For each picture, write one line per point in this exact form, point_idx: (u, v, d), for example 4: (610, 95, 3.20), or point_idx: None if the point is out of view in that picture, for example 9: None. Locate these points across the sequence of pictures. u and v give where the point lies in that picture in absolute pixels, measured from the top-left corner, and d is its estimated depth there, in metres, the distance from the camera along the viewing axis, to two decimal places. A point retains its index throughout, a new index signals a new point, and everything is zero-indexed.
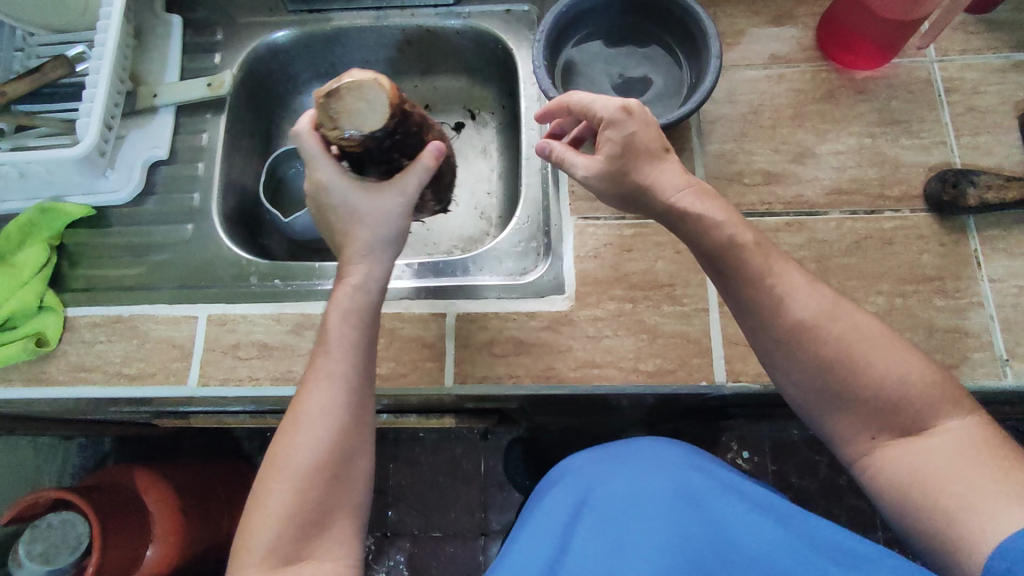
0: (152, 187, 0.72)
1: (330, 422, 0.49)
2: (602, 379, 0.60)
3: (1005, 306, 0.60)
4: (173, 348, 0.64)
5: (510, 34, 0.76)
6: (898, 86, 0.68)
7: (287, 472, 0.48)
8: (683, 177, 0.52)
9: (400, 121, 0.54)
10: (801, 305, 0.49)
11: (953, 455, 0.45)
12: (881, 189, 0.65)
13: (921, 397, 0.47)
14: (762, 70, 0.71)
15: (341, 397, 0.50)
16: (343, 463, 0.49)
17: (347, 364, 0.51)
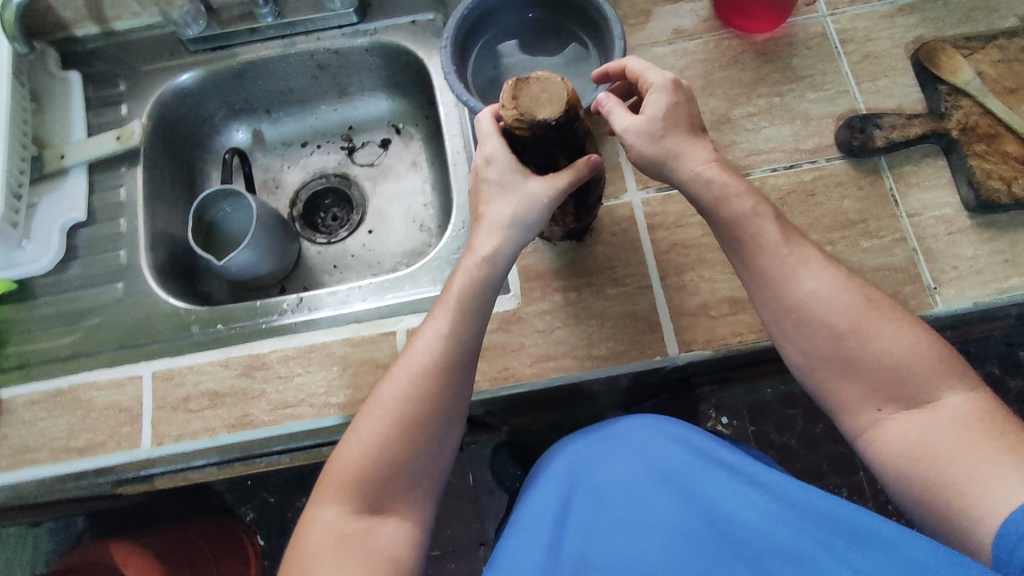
0: (74, 251, 0.70)
1: (433, 374, 0.49)
2: (559, 370, 0.61)
3: (926, 237, 0.63)
4: (120, 412, 0.62)
5: (419, 45, 0.76)
6: (796, 44, 0.71)
7: (378, 411, 0.49)
8: (711, 162, 0.52)
9: (573, 123, 0.50)
10: (803, 278, 0.50)
11: (953, 428, 0.46)
12: (796, 144, 0.67)
13: (921, 371, 0.48)
14: (668, 46, 0.72)
15: (442, 352, 0.50)
16: (443, 421, 0.49)
17: (449, 321, 0.50)
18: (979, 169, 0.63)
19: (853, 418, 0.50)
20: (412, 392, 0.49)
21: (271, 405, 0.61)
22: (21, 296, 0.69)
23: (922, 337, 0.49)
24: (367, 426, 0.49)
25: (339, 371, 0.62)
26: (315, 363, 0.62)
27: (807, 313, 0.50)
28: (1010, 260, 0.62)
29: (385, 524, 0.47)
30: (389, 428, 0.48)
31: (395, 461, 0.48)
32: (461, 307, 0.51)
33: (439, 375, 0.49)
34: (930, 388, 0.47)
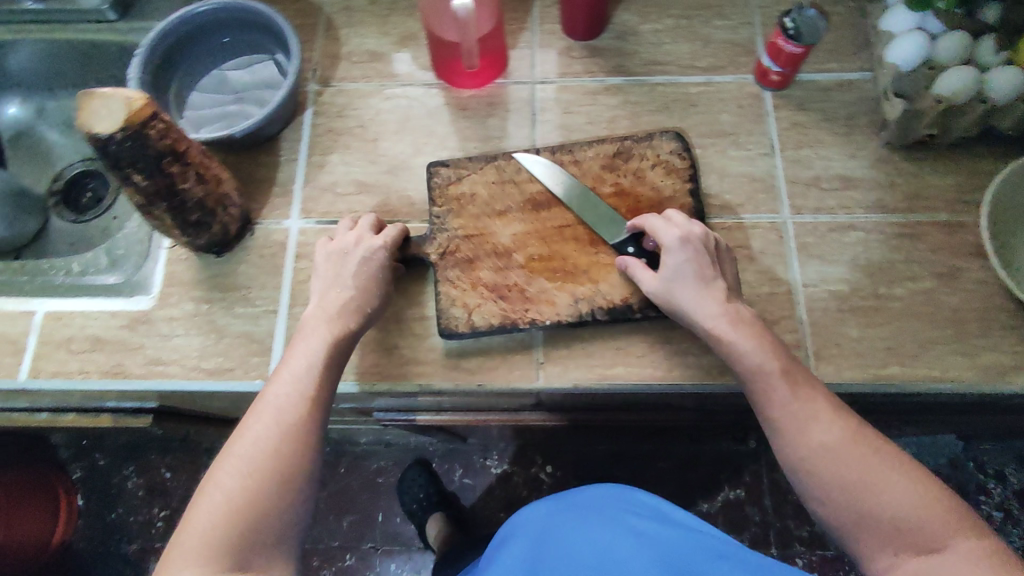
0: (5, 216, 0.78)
1: (282, 428, 0.53)
2: (425, 377, 0.62)
3: (814, 310, 0.62)
4: (7, 342, 0.64)
5: (348, 28, 0.76)
6: (728, 101, 0.71)
7: (187, 548, 0.49)
8: (725, 317, 0.55)
9: (174, 158, 0.55)
10: (820, 433, 0.51)
11: (967, 567, 0.46)
12: (705, 198, 0.67)
13: (928, 518, 0.48)
14: (603, 80, 0.72)
15: (308, 408, 0.55)
16: (295, 479, 0.52)
17: (312, 387, 0.55)
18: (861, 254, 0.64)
19: (871, 566, 0.49)
20: (238, 488, 0.51)
21: (145, 359, 0.63)
22: None
23: (902, 471, 0.50)
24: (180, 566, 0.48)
25: (215, 339, 0.64)
26: (196, 327, 0.64)
27: (811, 464, 0.50)
28: (894, 349, 0.61)
29: None
30: (214, 535, 0.49)
31: (236, 544, 0.49)
32: (322, 365, 0.56)
33: (298, 422, 0.54)
34: (934, 525, 0.48)
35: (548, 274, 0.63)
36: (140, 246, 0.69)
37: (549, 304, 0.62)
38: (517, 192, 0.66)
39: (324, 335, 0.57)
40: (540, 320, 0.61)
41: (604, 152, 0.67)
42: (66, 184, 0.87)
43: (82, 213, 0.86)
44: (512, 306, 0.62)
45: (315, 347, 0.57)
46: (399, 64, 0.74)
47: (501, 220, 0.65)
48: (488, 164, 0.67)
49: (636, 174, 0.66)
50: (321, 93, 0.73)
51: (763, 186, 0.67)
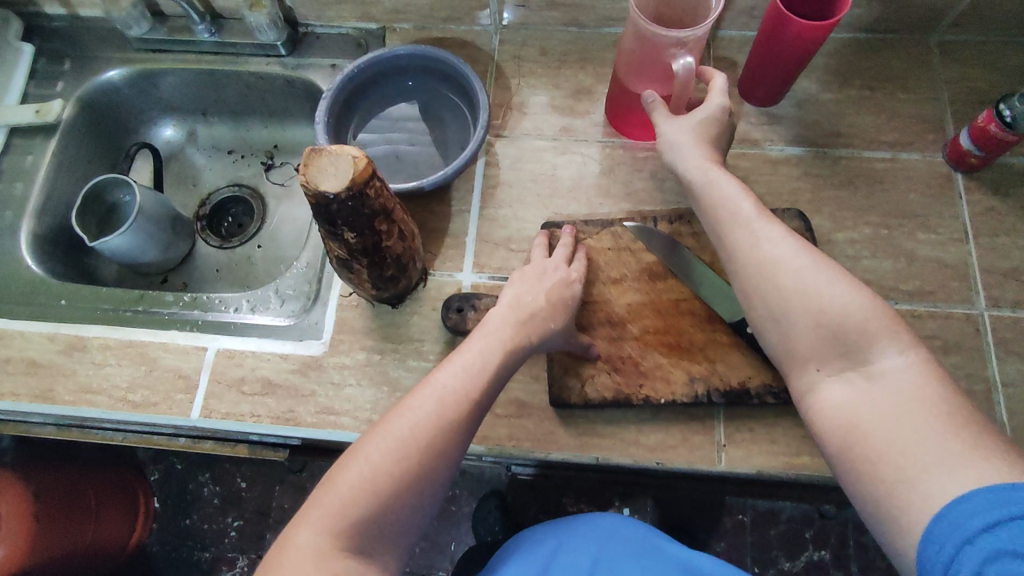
0: (160, 240, 0.79)
1: (450, 419, 0.49)
2: (602, 450, 0.60)
3: (1016, 413, 0.59)
4: (179, 378, 0.64)
5: (521, 77, 0.75)
6: (917, 180, 0.68)
7: (320, 511, 0.45)
8: (708, 161, 0.58)
9: (383, 216, 0.54)
10: (791, 267, 0.51)
11: (909, 403, 0.44)
12: (895, 282, 0.65)
13: (915, 398, 0.44)
14: (783, 149, 0.71)
15: (471, 411, 0.50)
16: (434, 483, 0.48)
17: (482, 387, 0.51)
18: None
19: (819, 418, 0.48)
20: (387, 465, 0.47)
21: (317, 408, 0.63)
22: (122, 251, 0.76)
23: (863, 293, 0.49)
24: (312, 532, 0.44)
25: (388, 392, 0.63)
26: (368, 377, 0.63)
27: (767, 295, 0.51)
28: None
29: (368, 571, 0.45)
30: (355, 508, 0.45)
31: (367, 521, 0.45)
32: (495, 368, 0.53)
33: (462, 422, 0.50)
34: (907, 384, 0.45)
35: (663, 348, 0.61)
36: (309, 287, 0.69)
37: (665, 381, 0.60)
38: (632, 261, 0.64)
39: (500, 334, 0.54)
40: (655, 396, 0.59)
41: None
42: (212, 209, 0.88)
43: (227, 239, 0.87)
44: (626, 380, 0.60)
45: (499, 341, 0.54)
46: (572, 119, 0.73)
47: (615, 289, 0.63)
48: (603, 229, 0.66)
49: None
50: (493, 144, 0.72)
51: (956, 274, 0.64)
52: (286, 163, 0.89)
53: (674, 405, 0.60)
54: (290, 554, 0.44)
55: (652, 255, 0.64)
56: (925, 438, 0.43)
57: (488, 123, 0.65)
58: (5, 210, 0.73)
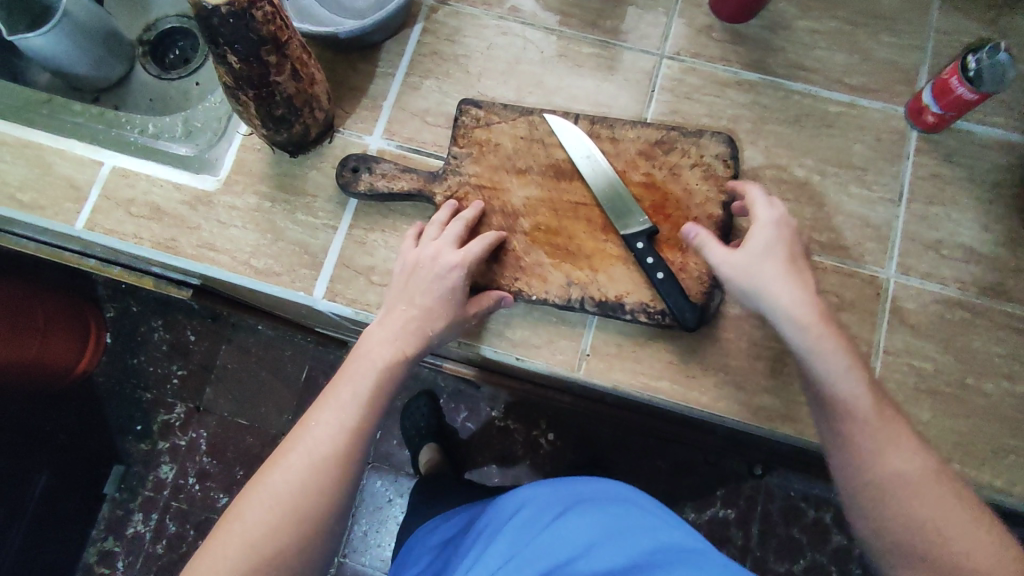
0: (90, 52, 0.76)
1: (333, 474, 0.49)
2: (466, 336, 0.59)
3: (888, 383, 0.58)
4: (70, 187, 0.64)
5: None
6: (868, 131, 0.64)
7: (210, 572, 0.45)
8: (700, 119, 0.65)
9: (276, 44, 0.51)
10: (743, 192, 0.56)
11: (793, 298, 0.51)
12: (810, 230, 0.61)
13: (852, 382, 0.50)
14: (736, 72, 0.66)
15: (350, 446, 0.50)
16: (320, 534, 0.48)
17: (374, 390, 0.52)
18: (955, 335, 0.59)
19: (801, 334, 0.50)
20: (266, 520, 0.47)
21: (198, 242, 0.62)
22: (47, 55, 0.73)
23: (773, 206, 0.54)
24: (217, 569, 0.45)
25: (270, 240, 0.62)
26: (253, 222, 0.62)
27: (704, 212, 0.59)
28: (960, 444, 0.56)
29: None
30: (258, 541, 0.46)
31: (274, 545, 0.46)
32: (363, 425, 0.51)
33: (354, 442, 0.50)
34: (792, 289, 0.51)
35: (549, 248, 0.59)
36: (218, 125, 0.67)
37: (540, 280, 0.58)
38: (542, 157, 0.61)
39: (382, 367, 0.52)
40: (527, 292, 0.58)
41: (645, 137, 0.61)
42: (157, 37, 0.85)
43: (167, 71, 0.84)
44: (503, 272, 0.59)
45: (376, 369, 0.52)
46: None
47: (518, 180, 0.60)
48: (521, 118, 0.62)
49: (673, 170, 0.60)
50: (435, 10, 0.68)
51: (876, 235, 0.61)
52: None
53: (547, 306, 0.59)
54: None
55: (564, 153, 0.61)
56: (892, 460, 0.48)
57: None
58: None
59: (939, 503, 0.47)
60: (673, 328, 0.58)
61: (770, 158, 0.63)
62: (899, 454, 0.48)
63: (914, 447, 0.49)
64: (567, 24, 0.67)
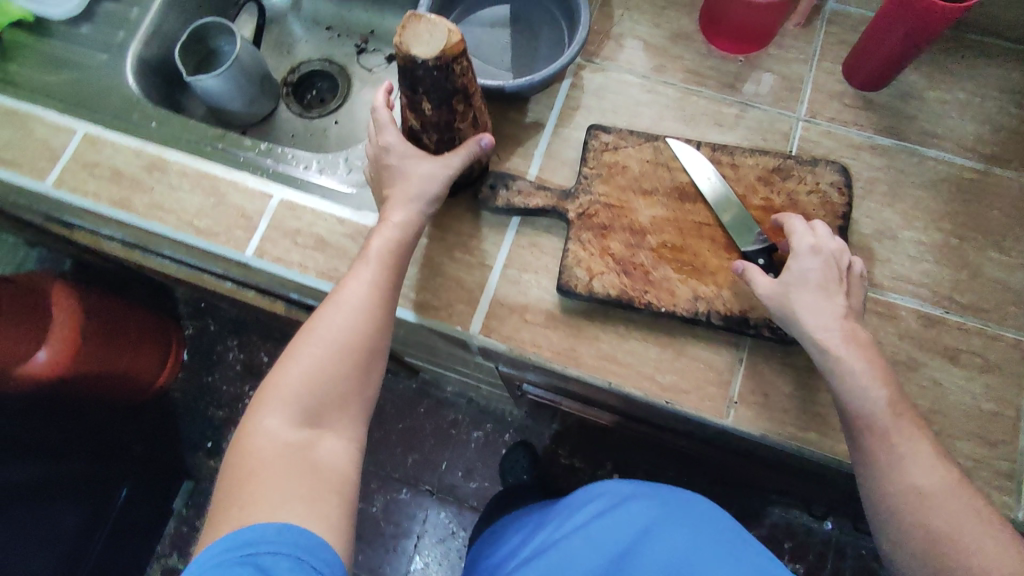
0: (249, 92, 0.83)
1: (360, 331, 0.58)
2: (616, 377, 0.62)
3: None
4: (242, 217, 0.68)
5: (624, 8, 0.75)
6: (1004, 198, 0.66)
7: (275, 402, 0.56)
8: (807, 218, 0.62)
9: (464, 96, 0.56)
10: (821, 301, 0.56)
11: (872, 413, 0.53)
12: (951, 291, 0.63)
13: (869, 395, 0.54)
14: (870, 136, 0.69)
15: (375, 304, 0.59)
16: (362, 370, 0.59)
17: (386, 271, 0.60)
18: None
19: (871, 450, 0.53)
20: (314, 367, 0.57)
21: None
22: (214, 94, 0.79)
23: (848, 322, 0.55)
24: (275, 418, 0.55)
25: (428, 275, 0.65)
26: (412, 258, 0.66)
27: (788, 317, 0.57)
28: None
29: (324, 440, 0.56)
30: (305, 390, 0.56)
31: (307, 390, 0.56)
32: (385, 292, 0.60)
33: (382, 304, 0.59)
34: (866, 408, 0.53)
35: (676, 264, 0.63)
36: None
37: (669, 294, 0.62)
38: (690, 208, 0.64)
39: (399, 225, 0.60)
40: (657, 304, 0.61)
41: (764, 164, 0.65)
42: (299, 79, 0.92)
43: (307, 109, 0.90)
44: (634, 284, 0.62)
45: (381, 254, 0.60)
46: (665, 61, 0.73)
47: (645, 200, 0.65)
48: (647, 142, 0.67)
49: (790, 195, 0.64)
50: (582, 68, 0.73)
51: (1018, 299, 0.62)
52: (377, 51, 0.91)
53: (674, 318, 0.62)
54: (256, 437, 0.55)
55: (702, 196, 0.64)
56: (912, 474, 0.52)
57: (584, 42, 0.66)
58: (119, 29, 0.77)
59: (953, 522, 0.51)
60: (795, 344, 0.61)
61: (907, 219, 0.66)
62: (919, 468, 0.52)
63: (939, 465, 0.52)
64: (707, 85, 0.72)
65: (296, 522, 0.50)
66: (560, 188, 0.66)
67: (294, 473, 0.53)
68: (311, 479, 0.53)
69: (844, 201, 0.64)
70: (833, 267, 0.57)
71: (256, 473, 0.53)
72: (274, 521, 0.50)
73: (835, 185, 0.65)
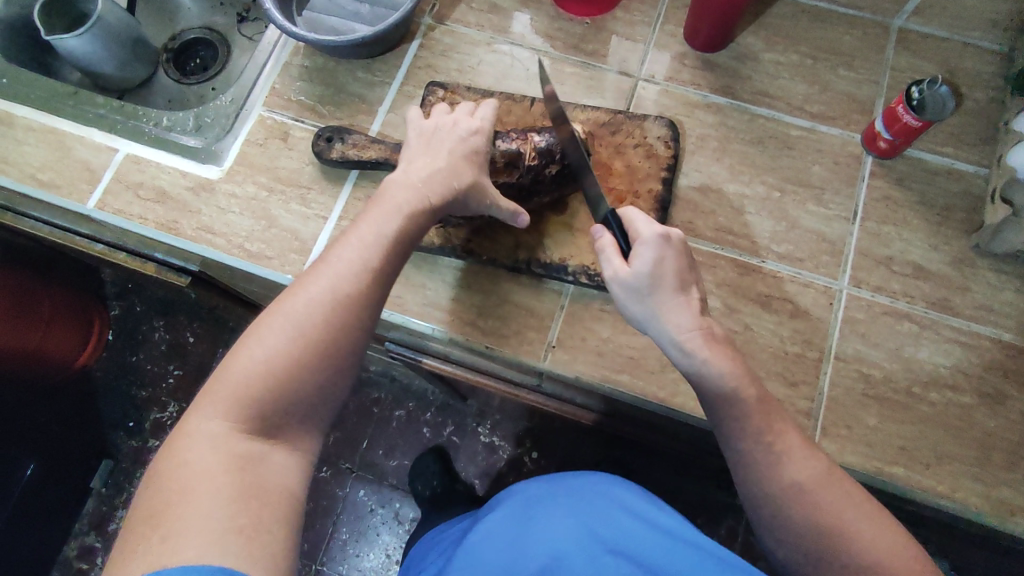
0: (118, 54, 0.83)
1: (327, 307, 0.49)
2: (441, 323, 0.63)
3: (837, 386, 0.61)
4: (86, 170, 0.69)
5: None
6: (826, 154, 0.68)
7: (215, 394, 0.47)
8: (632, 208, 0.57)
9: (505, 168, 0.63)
10: (676, 309, 0.52)
11: (732, 418, 0.51)
12: (768, 242, 0.65)
13: (735, 403, 0.51)
14: (705, 96, 0.71)
15: (372, 280, 0.52)
16: (335, 358, 0.50)
17: (392, 236, 0.54)
18: (904, 347, 0.62)
19: (742, 450, 0.51)
20: (281, 349, 0.48)
21: (198, 224, 0.67)
22: (79, 55, 0.80)
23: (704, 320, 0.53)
24: (210, 418, 0.46)
25: (264, 227, 0.67)
26: (250, 210, 0.67)
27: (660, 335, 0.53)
28: (906, 451, 0.59)
29: (278, 452, 0.47)
30: (269, 375, 0.48)
31: (282, 383, 0.48)
32: (385, 253, 0.53)
33: (377, 273, 0.52)
34: (731, 415, 0.51)
35: None
36: (226, 122, 0.72)
37: (491, 241, 0.63)
38: None
39: (396, 206, 0.55)
40: (480, 252, 0.63)
41: (595, 119, 0.67)
42: (181, 46, 0.93)
43: (187, 76, 0.91)
44: (459, 233, 0.64)
45: (396, 210, 0.55)
46: (515, 23, 0.74)
47: None
48: (482, 98, 0.69)
49: (618, 147, 0.66)
50: (433, 29, 0.74)
51: (830, 249, 0.65)
52: (258, 20, 0.92)
53: (497, 267, 0.64)
54: (195, 440, 0.45)
55: None
56: (778, 470, 0.49)
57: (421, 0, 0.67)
58: None
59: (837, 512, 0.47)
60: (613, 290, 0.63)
61: (735, 174, 0.68)
62: (793, 462, 0.49)
63: (807, 451, 0.49)
64: (553, 47, 0.73)
65: (190, 561, 0.39)
66: (396, 142, 0.67)
67: (230, 497, 0.43)
68: (244, 503, 0.43)
69: (669, 155, 0.66)
70: (678, 255, 0.53)
71: (181, 492, 0.42)
72: (169, 563, 0.39)
73: (663, 139, 0.66)
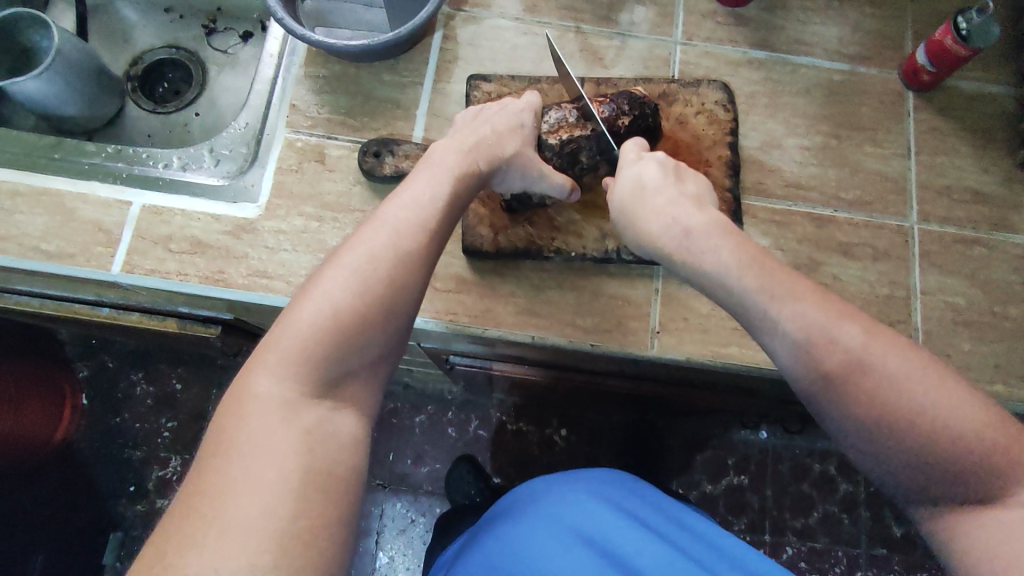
0: (84, 90, 0.72)
1: (395, 256, 0.46)
2: (539, 329, 0.61)
3: (930, 319, 0.63)
4: (99, 232, 0.60)
5: None
6: (871, 95, 0.69)
7: (279, 355, 0.42)
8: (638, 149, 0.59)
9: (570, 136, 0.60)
10: (667, 213, 0.52)
11: (756, 296, 0.46)
12: (836, 190, 0.66)
13: (761, 288, 0.46)
14: (744, 52, 0.70)
15: (428, 228, 0.48)
16: (398, 311, 0.45)
17: (450, 190, 0.51)
18: (979, 270, 0.64)
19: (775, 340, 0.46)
20: (348, 304, 0.44)
21: (248, 270, 0.60)
22: (38, 99, 0.69)
23: (706, 215, 0.52)
24: (272, 380, 0.42)
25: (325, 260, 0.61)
26: (303, 244, 0.61)
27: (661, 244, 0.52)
28: (1001, 366, 0.62)
29: (338, 417, 0.43)
30: (333, 327, 0.43)
31: (346, 338, 0.43)
32: (447, 200, 0.50)
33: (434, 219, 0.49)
34: (760, 301, 0.46)
35: (577, 205, 0.62)
36: (247, 150, 0.67)
37: (576, 235, 0.61)
38: None
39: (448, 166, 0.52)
40: (567, 249, 0.61)
41: (649, 92, 0.65)
42: (145, 71, 0.82)
43: (161, 104, 0.82)
44: (539, 232, 0.61)
45: (451, 169, 0.52)
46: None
47: None
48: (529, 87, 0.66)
49: (679, 118, 0.65)
50: (453, 18, 0.69)
51: (894, 188, 0.66)
52: (229, 30, 0.83)
53: (585, 260, 0.62)
54: (253, 403, 0.41)
55: None
56: (799, 363, 0.45)
57: None
58: None
59: (871, 393, 0.43)
60: None
61: (791, 128, 0.67)
62: (834, 339, 0.44)
63: (836, 324, 0.44)
64: (583, 21, 0.70)
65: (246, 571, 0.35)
66: None
67: (287, 490, 0.38)
68: (303, 495, 0.38)
69: (729, 117, 0.65)
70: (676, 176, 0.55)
71: (236, 471, 0.38)
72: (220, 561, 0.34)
73: (719, 103, 0.65)
